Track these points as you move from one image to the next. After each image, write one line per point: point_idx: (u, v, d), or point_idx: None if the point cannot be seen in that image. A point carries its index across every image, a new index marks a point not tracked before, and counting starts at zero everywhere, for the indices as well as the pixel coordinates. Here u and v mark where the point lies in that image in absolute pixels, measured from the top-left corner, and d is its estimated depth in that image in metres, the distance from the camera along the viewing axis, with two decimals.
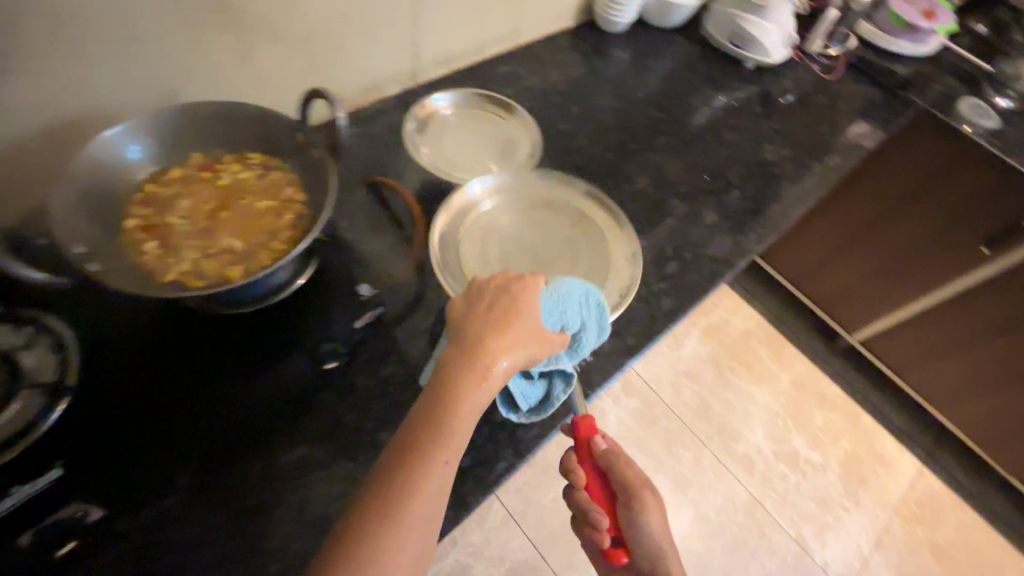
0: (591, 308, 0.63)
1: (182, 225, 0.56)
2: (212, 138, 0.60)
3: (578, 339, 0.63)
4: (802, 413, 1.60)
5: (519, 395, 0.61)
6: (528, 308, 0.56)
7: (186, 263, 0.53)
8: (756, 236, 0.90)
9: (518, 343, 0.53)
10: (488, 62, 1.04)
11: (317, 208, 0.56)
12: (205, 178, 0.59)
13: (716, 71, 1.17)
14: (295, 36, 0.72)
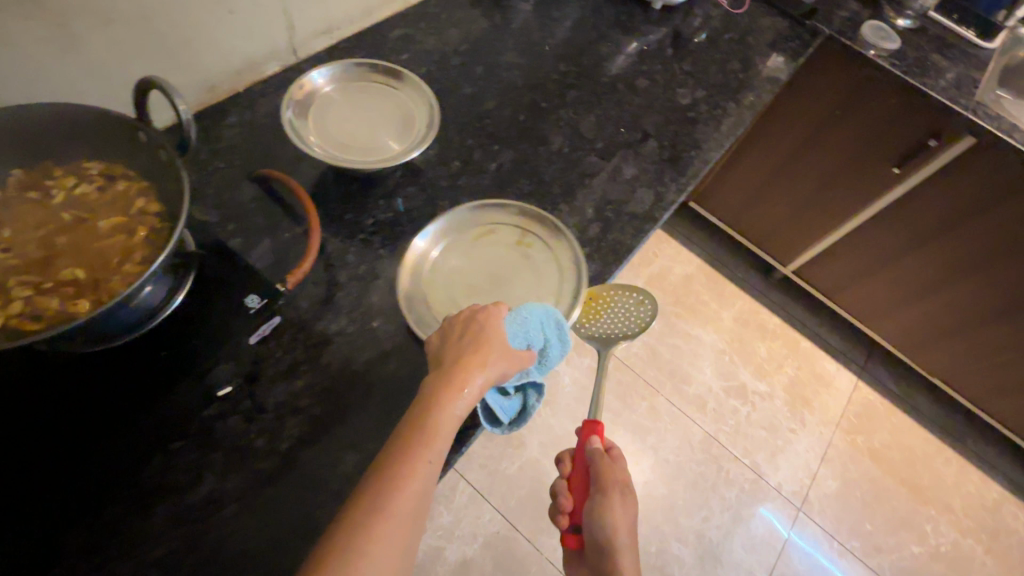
0: (558, 326, 0.62)
1: (8, 260, 0.48)
2: (31, 151, 0.50)
3: (550, 356, 0.62)
4: (746, 347, 1.66)
5: (496, 408, 0.61)
6: (498, 328, 0.59)
7: (19, 304, 0.46)
8: (678, 185, 0.88)
9: (489, 360, 0.56)
10: (379, 27, 0.94)
11: (174, 217, 0.49)
12: (34, 200, 0.51)
13: (623, 15, 1.12)
14: (130, 17, 0.61)
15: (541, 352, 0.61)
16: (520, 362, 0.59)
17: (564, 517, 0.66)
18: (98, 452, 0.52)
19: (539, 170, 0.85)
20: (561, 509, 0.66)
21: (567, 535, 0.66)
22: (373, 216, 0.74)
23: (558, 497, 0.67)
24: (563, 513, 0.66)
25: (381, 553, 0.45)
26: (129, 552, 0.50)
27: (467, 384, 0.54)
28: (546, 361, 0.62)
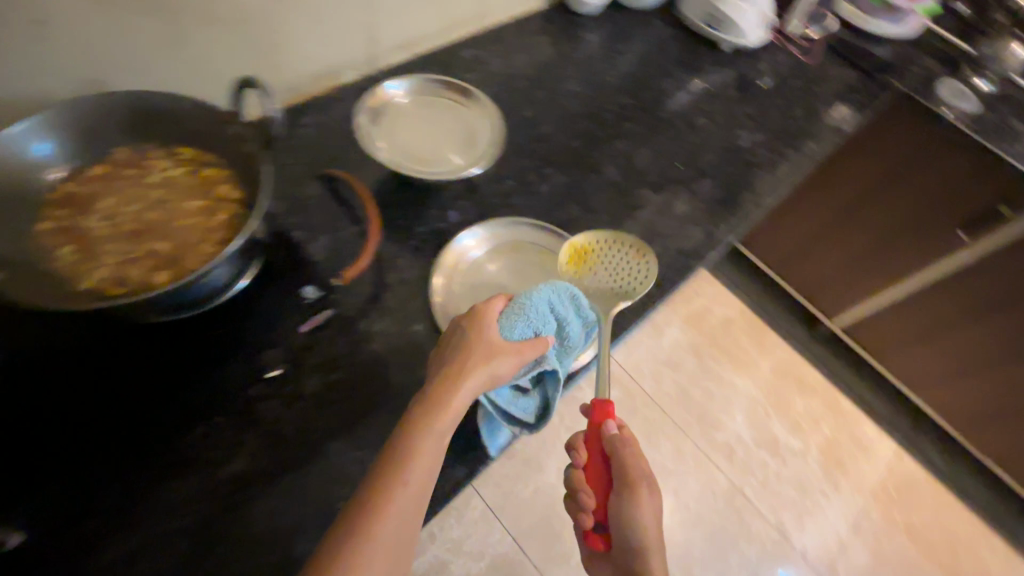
0: (569, 302, 0.63)
1: (102, 227, 0.52)
2: (136, 132, 0.55)
3: (569, 336, 0.62)
4: (782, 400, 1.60)
5: (513, 410, 0.61)
6: (488, 331, 0.58)
7: (107, 270, 0.50)
8: (728, 226, 0.88)
9: (475, 366, 0.55)
10: (451, 47, 0.99)
11: (252, 207, 0.53)
12: (130, 175, 0.55)
13: (689, 54, 1.14)
14: (231, 19, 0.67)
15: (558, 331, 0.62)
16: (523, 360, 0.57)
17: (588, 516, 0.62)
18: (149, 416, 0.55)
19: (590, 197, 0.86)
20: (584, 508, 0.62)
21: (592, 534, 0.64)
22: (426, 224, 0.77)
23: (580, 495, 0.62)
24: (587, 512, 0.62)
25: (379, 550, 0.46)
26: (157, 518, 0.52)
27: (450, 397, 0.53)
28: (564, 342, 0.63)
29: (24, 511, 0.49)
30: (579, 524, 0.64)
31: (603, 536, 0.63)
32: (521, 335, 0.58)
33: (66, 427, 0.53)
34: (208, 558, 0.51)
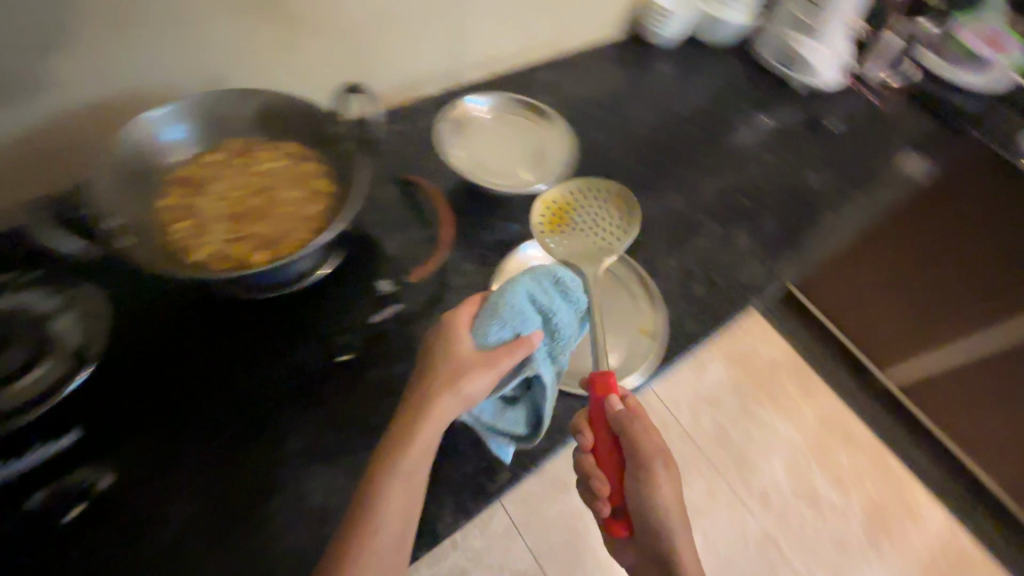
0: (550, 293, 0.61)
1: (212, 207, 0.58)
2: (249, 126, 0.61)
3: (558, 329, 0.60)
4: (827, 451, 1.53)
5: (504, 424, 0.60)
6: (458, 345, 0.56)
7: (214, 246, 0.55)
8: (788, 264, 0.88)
9: (445, 387, 0.53)
10: (528, 69, 1.03)
11: (345, 201, 0.57)
12: (238, 163, 0.61)
13: (760, 92, 1.15)
14: (337, 30, 0.73)
15: (545, 325, 0.60)
16: (500, 370, 0.54)
17: (605, 504, 0.59)
18: (228, 384, 0.58)
19: (652, 222, 0.88)
20: (599, 495, 0.59)
21: (611, 523, 0.60)
22: (492, 233, 0.80)
23: (593, 482, 0.59)
24: (603, 499, 0.60)
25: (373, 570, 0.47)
26: (222, 483, 0.53)
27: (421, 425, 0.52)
28: (554, 337, 0.60)
29: (119, 459, 0.53)
30: (596, 513, 0.61)
31: (623, 523, 0.60)
32: (501, 337, 0.56)
33: (157, 386, 0.57)
34: (263, 530, 0.51)
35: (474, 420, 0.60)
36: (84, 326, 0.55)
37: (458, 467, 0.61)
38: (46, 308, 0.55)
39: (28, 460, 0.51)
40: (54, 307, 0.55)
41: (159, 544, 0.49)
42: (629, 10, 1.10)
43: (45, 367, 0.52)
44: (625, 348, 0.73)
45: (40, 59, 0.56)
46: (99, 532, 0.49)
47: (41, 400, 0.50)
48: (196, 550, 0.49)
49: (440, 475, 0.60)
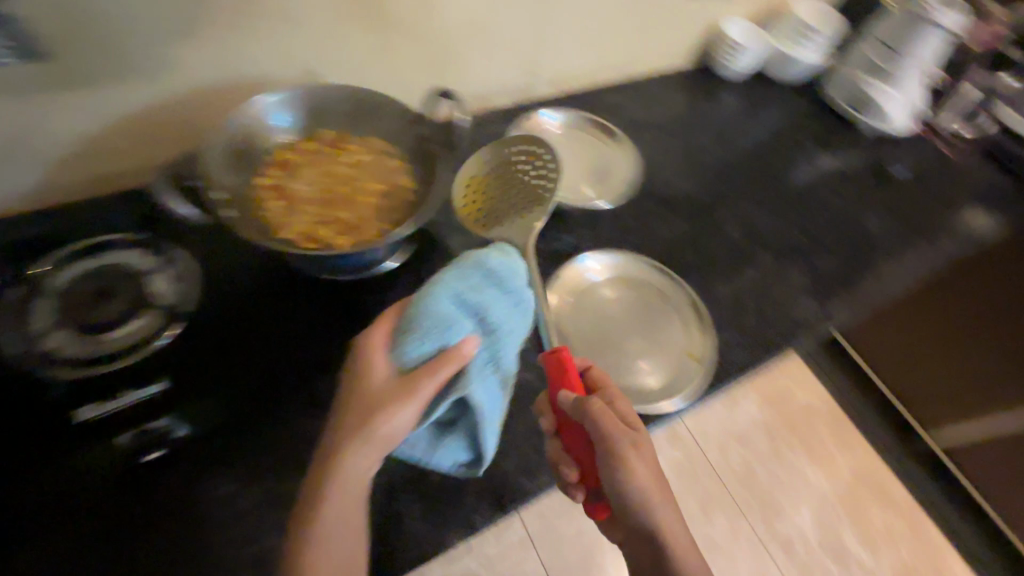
0: (480, 288, 0.53)
1: (304, 190, 0.62)
2: (345, 119, 0.66)
3: (494, 331, 0.53)
4: (859, 506, 1.47)
5: (443, 451, 0.55)
6: (373, 377, 0.49)
7: (302, 225, 0.59)
8: (844, 306, 0.87)
9: (359, 434, 0.46)
10: (597, 90, 1.06)
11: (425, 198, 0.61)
12: (329, 152, 0.65)
13: (826, 132, 1.14)
14: (427, 38, 0.78)
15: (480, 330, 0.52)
16: (418, 399, 0.47)
17: (577, 488, 0.58)
18: (296, 356, 0.62)
19: (707, 249, 0.89)
20: (568, 479, 0.57)
21: (590, 506, 0.58)
22: (550, 243, 0.82)
23: (560, 466, 0.58)
24: (574, 483, 0.57)
25: None
26: (281, 447, 0.56)
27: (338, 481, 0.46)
28: (490, 342, 0.53)
29: (194, 412, 0.57)
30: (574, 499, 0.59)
31: (601, 506, 0.57)
32: (424, 356, 0.49)
33: (235, 348, 0.62)
34: None
35: (410, 450, 0.54)
36: (178, 287, 0.59)
37: (500, 463, 0.63)
38: (146, 266, 0.60)
39: (115, 404, 0.54)
40: (152, 267, 0.60)
41: (218, 494, 0.53)
42: (702, 41, 1.12)
43: (141, 319, 0.56)
44: (671, 368, 0.74)
45: (170, 43, 0.62)
46: (169, 476, 0.53)
47: (134, 350, 0.54)
48: (252, 505, 0.53)
49: (482, 467, 0.62)
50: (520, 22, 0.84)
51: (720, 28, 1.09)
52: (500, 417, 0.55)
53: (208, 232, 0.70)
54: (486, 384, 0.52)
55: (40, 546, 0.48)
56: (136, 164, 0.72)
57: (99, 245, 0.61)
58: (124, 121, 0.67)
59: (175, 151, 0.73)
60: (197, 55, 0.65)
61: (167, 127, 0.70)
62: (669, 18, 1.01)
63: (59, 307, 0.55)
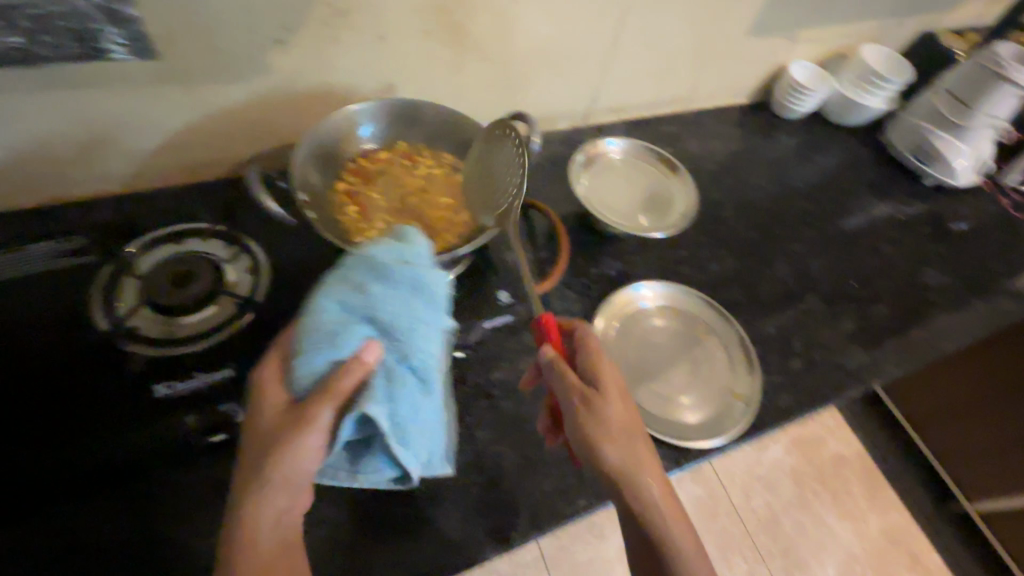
0: (366, 288, 0.48)
1: (377, 198, 0.68)
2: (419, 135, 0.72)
3: (393, 331, 0.47)
4: (888, 568, 1.41)
5: (369, 471, 0.50)
6: (271, 407, 0.46)
7: (374, 230, 0.64)
8: (896, 359, 0.85)
9: (259, 473, 0.43)
10: (655, 120, 1.07)
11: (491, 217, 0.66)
12: (402, 164, 0.71)
13: (885, 179, 1.12)
14: (501, 59, 0.80)
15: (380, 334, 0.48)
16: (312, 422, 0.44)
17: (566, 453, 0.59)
18: None
19: (757, 288, 0.88)
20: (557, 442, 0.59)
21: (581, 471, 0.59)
22: (600, 267, 0.83)
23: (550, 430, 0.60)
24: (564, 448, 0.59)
25: None
26: None
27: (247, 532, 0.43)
28: (393, 346, 0.47)
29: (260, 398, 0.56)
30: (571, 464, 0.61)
31: None
32: (316, 375, 0.45)
33: None
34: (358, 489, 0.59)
35: (336, 480, 0.50)
36: (250, 277, 0.63)
37: (538, 481, 0.63)
38: (221, 257, 0.63)
39: (185, 385, 0.55)
40: (225, 257, 0.64)
41: None
42: (764, 79, 1.12)
43: (216, 307, 0.59)
44: (715, 404, 0.73)
45: (265, 48, 0.65)
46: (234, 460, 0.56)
47: (208, 335, 0.57)
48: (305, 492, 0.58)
49: (521, 484, 0.62)
50: (591, 51, 0.86)
51: (784, 70, 1.11)
52: (428, 426, 0.49)
53: (267, 223, 0.74)
54: (395, 394, 0.46)
55: (107, 513, 0.50)
56: (215, 157, 0.75)
57: (175, 232, 0.64)
58: (211, 117, 0.70)
59: (252, 148, 0.76)
60: (289, 62, 0.68)
61: (251, 126, 0.73)
62: (734, 55, 1.02)
63: (140, 289, 0.58)
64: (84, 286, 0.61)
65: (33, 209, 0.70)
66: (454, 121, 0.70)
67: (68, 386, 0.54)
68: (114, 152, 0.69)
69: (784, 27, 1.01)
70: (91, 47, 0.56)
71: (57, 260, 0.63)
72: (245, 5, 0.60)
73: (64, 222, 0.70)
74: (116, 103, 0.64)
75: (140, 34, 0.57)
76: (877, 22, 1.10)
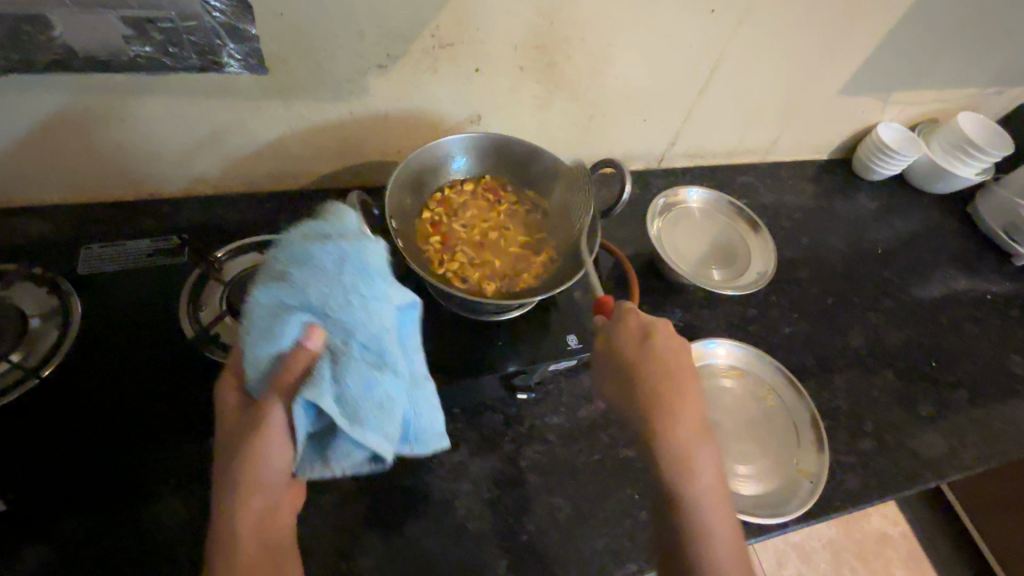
0: (291, 270, 0.41)
1: (459, 230, 0.71)
2: (506, 171, 0.75)
3: (330, 311, 0.40)
4: None
5: (341, 457, 0.44)
6: (232, 406, 0.43)
7: (454, 264, 0.68)
8: (976, 451, 0.79)
9: (227, 481, 0.41)
10: (730, 168, 1.05)
11: (569, 261, 0.68)
12: (486, 197, 0.74)
13: (970, 253, 1.06)
14: (588, 99, 0.80)
15: (318, 318, 0.41)
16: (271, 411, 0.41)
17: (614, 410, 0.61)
18: None
19: (828, 356, 0.84)
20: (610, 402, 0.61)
21: None
22: (666, 317, 0.81)
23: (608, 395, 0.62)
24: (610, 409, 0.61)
25: None
26: (389, 471, 0.61)
27: (225, 543, 0.40)
28: (334, 326, 0.41)
29: None
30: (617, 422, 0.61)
31: None
32: (260, 372, 0.41)
33: None
34: (408, 521, 0.58)
35: (315, 472, 0.45)
36: None
37: (590, 537, 0.60)
38: None
39: None
40: None
41: (329, 501, 0.58)
42: (849, 137, 1.08)
43: None
44: (779, 477, 0.69)
45: (367, 72, 0.67)
46: None
47: None
48: (355, 520, 0.57)
49: (573, 539, 0.60)
50: (679, 98, 0.85)
51: (872, 130, 1.06)
52: (393, 405, 0.43)
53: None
54: (345, 378, 0.41)
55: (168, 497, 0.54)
56: (301, 169, 0.77)
57: (258, 244, 0.68)
58: (305, 132, 0.72)
59: (337, 164, 0.78)
60: (387, 87, 0.69)
61: (339, 144, 0.75)
62: (823, 111, 0.99)
63: (225, 299, 0.61)
64: (172, 288, 0.63)
65: (130, 202, 0.73)
66: (542, 162, 0.72)
67: (151, 387, 0.57)
68: (210, 156, 0.71)
69: (880, 88, 0.97)
70: (210, 60, 0.58)
71: (149, 257, 0.66)
72: (357, 31, 0.62)
73: (155, 218, 0.72)
74: (222, 114, 0.66)
75: (254, 51, 0.59)
76: (978, 90, 1.05)
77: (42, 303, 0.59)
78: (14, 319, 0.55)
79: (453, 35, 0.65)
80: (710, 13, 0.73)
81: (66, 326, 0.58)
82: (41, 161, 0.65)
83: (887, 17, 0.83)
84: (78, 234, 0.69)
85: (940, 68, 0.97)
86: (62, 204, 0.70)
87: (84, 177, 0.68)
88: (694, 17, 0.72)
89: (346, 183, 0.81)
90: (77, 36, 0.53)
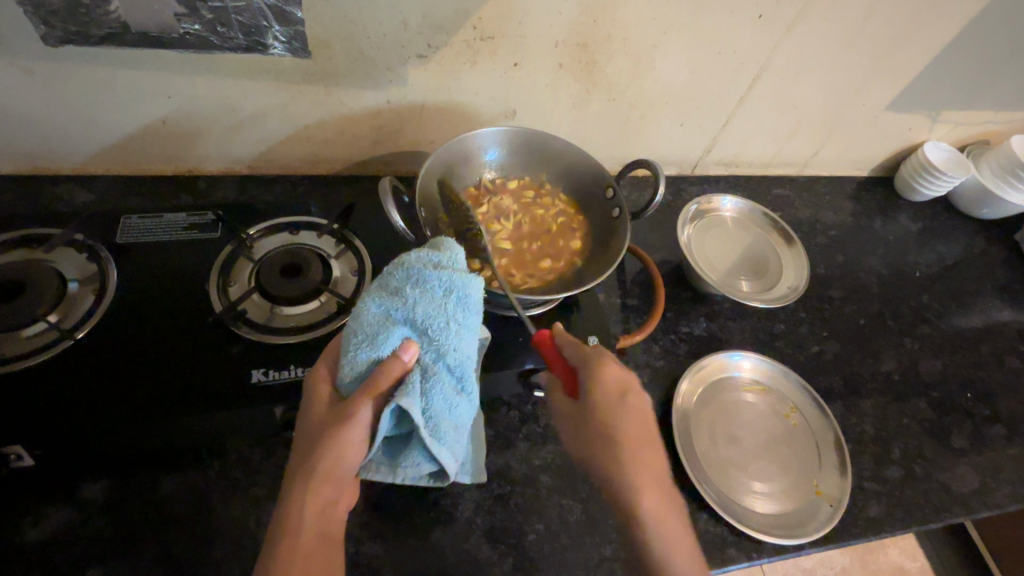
0: (404, 288, 0.46)
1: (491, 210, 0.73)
2: (547, 167, 0.74)
3: (429, 331, 0.45)
4: None
5: (408, 467, 0.47)
6: (322, 398, 0.46)
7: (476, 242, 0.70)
8: (1011, 491, 0.75)
9: (307, 464, 0.44)
10: (766, 180, 1.03)
11: (592, 269, 0.68)
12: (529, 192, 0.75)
13: (1016, 284, 1.01)
14: (625, 100, 0.79)
15: (417, 335, 0.46)
16: (358, 412, 0.43)
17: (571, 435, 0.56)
18: None
19: (857, 379, 0.81)
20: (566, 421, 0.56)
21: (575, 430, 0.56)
22: (690, 327, 0.80)
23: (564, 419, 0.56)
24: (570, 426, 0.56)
25: None
26: None
27: (295, 522, 0.43)
28: (428, 346, 0.45)
29: None
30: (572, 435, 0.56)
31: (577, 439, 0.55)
32: (358, 373, 0.44)
33: None
34: (418, 511, 0.58)
35: (378, 475, 0.47)
36: (353, 279, 0.65)
37: (601, 542, 0.59)
38: (328, 252, 0.66)
39: (278, 375, 0.56)
40: (333, 251, 0.67)
41: None
42: (894, 154, 1.05)
43: (318, 303, 0.62)
44: (798, 498, 0.67)
45: (408, 61, 0.67)
46: None
47: (306, 329, 0.60)
48: (367, 504, 0.58)
49: (582, 543, 0.59)
50: (719, 104, 0.83)
51: (918, 148, 1.03)
52: (463, 426, 0.47)
53: (375, 215, 0.73)
54: (433, 392, 0.45)
55: None
56: (336, 155, 0.78)
57: (291, 225, 0.69)
58: (342, 119, 0.72)
59: (371, 152, 0.79)
60: (426, 77, 0.69)
61: (376, 133, 0.76)
62: (867, 127, 0.96)
63: (254, 276, 0.63)
64: (202, 262, 0.64)
65: (169, 175, 0.75)
66: (585, 164, 0.72)
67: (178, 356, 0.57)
68: (249, 137, 0.72)
69: (930, 106, 0.94)
70: (255, 41, 0.59)
71: (184, 230, 0.67)
72: (402, 20, 0.62)
73: (192, 194, 0.74)
74: (264, 95, 0.67)
75: (299, 35, 0.60)
76: None
77: (83, 268, 0.61)
78: (54, 283, 0.58)
79: (496, 28, 0.65)
80: (757, 20, 0.71)
81: (102, 291, 0.60)
82: (89, 130, 0.67)
83: (943, 33, 0.80)
84: (119, 205, 0.71)
85: (997, 89, 0.93)
86: (105, 173, 0.73)
87: (129, 149, 0.70)
88: (742, 22, 0.71)
89: (380, 172, 0.82)
90: (132, 11, 0.54)
